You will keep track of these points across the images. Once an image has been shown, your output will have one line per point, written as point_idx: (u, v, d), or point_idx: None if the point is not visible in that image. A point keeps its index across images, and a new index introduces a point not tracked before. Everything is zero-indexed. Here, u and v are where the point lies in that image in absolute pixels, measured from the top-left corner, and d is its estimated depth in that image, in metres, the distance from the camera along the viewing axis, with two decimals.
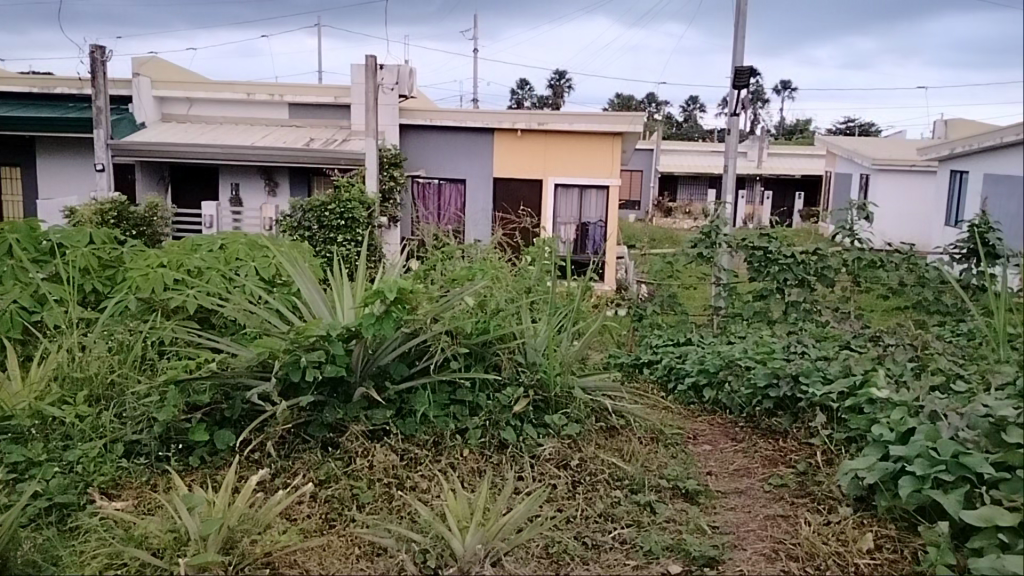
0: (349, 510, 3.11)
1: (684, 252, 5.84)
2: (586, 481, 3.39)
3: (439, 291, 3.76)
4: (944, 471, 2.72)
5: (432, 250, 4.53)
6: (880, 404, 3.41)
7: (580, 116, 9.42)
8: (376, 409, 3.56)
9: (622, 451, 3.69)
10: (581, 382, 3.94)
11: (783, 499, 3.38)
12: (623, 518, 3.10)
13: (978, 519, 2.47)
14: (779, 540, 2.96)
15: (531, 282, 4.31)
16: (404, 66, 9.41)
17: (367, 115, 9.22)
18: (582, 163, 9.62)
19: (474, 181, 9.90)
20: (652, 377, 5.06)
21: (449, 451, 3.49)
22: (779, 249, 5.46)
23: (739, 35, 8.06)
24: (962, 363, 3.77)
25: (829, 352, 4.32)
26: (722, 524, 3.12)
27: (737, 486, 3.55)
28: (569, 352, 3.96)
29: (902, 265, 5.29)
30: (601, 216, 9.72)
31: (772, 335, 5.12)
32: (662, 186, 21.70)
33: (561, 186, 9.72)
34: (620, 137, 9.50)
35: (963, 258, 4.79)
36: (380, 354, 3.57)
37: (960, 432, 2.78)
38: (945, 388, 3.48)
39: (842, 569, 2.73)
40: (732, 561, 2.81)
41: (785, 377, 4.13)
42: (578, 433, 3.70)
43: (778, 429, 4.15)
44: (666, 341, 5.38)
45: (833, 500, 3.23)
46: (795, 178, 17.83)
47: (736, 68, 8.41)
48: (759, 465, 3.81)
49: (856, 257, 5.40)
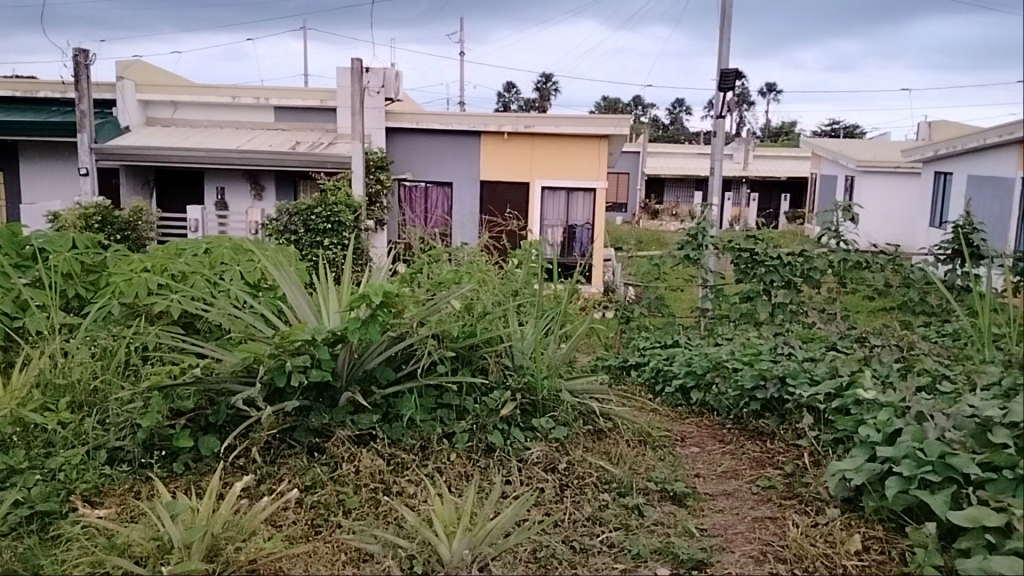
0: (336, 516, 3.08)
1: (671, 255, 5.84)
2: (574, 484, 3.38)
3: (426, 294, 3.75)
4: (931, 471, 2.72)
5: (419, 253, 4.51)
6: (867, 405, 3.42)
7: (566, 119, 9.45)
8: (362, 414, 3.54)
9: (610, 454, 3.68)
10: (567, 385, 3.92)
11: (771, 501, 3.38)
12: (611, 522, 3.08)
13: (965, 520, 2.47)
14: (768, 542, 2.96)
15: (517, 285, 4.30)
16: (390, 69, 9.40)
17: (354, 117, 9.19)
18: (567, 166, 9.62)
19: (460, 184, 9.87)
20: (639, 379, 5.05)
21: (436, 455, 3.47)
22: (766, 251, 5.47)
23: (723, 37, 8.08)
24: (948, 364, 3.79)
25: (816, 354, 4.34)
26: (710, 527, 3.11)
27: (725, 488, 3.54)
28: (556, 355, 3.95)
29: (887, 266, 5.33)
30: (588, 219, 9.73)
31: (757, 336, 5.13)
32: (649, 189, 21.72)
33: (548, 189, 9.72)
34: (606, 140, 9.51)
35: (947, 258, 4.82)
36: (365, 359, 3.57)
37: (947, 433, 2.80)
38: (931, 389, 3.51)
39: (831, 570, 2.72)
40: (721, 563, 2.81)
41: (772, 378, 4.15)
42: (565, 437, 3.69)
43: (765, 431, 4.17)
44: (653, 342, 5.38)
45: (821, 502, 3.23)
46: (781, 180, 17.84)
47: (722, 71, 8.43)
48: (747, 467, 3.81)
49: (841, 258, 5.41)
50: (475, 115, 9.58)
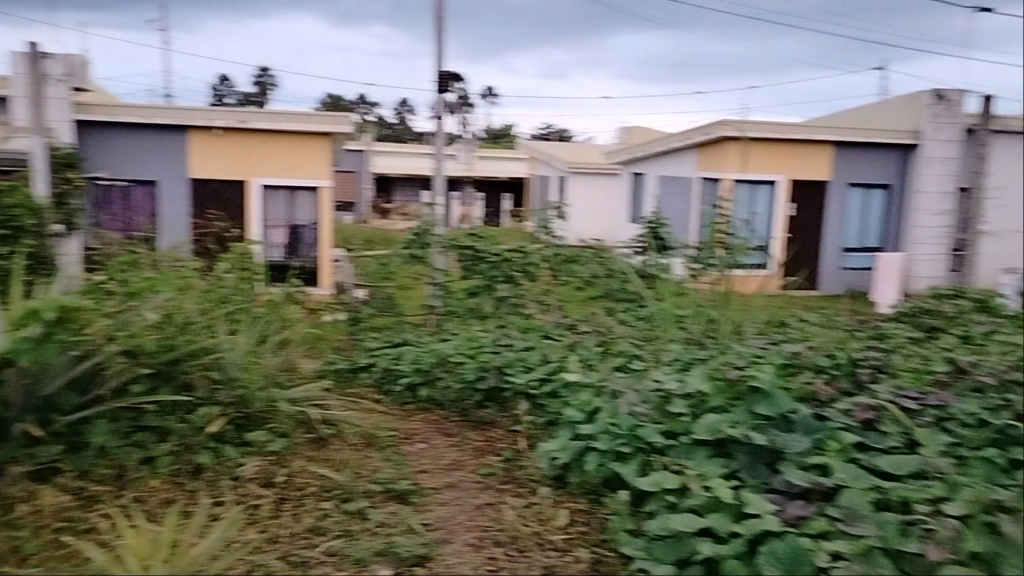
0: (6, 566, 2.67)
1: (397, 254, 5.86)
2: (294, 497, 3.26)
3: (116, 306, 3.43)
4: (623, 444, 2.98)
5: (114, 261, 4.11)
6: (573, 389, 3.69)
7: (285, 115, 9.05)
8: (41, 446, 3.15)
9: (332, 461, 3.61)
10: (288, 395, 3.76)
11: (491, 487, 3.47)
12: (333, 530, 3.00)
13: (650, 484, 2.66)
14: (485, 528, 3.04)
15: (228, 292, 4.08)
16: (75, 57, 8.23)
17: (33, 111, 8.00)
18: (288, 165, 9.26)
19: (167, 182, 9.18)
20: (369, 380, 4.93)
21: (136, 484, 3.22)
22: (487, 248, 5.70)
23: (439, 40, 8.26)
24: (639, 346, 4.24)
25: (532, 343, 4.60)
26: (432, 521, 3.12)
27: (448, 480, 3.57)
28: (271, 363, 3.79)
29: (593, 260, 5.75)
30: (313, 219, 9.39)
31: (481, 329, 5.27)
32: (378, 188, 21.74)
33: (267, 188, 9.29)
34: (328, 139, 9.27)
35: (642, 249, 5.79)
36: (41, 384, 3.10)
37: (636, 407, 3.09)
38: (626, 368, 3.87)
39: (540, 547, 2.87)
40: (440, 556, 2.84)
41: (492, 369, 4.37)
42: (284, 448, 3.58)
43: (486, 420, 4.33)
44: (382, 342, 5.30)
45: (534, 483, 3.39)
46: (502, 180, 18.73)
47: (440, 73, 8.65)
48: (469, 456, 3.88)
49: (555, 252, 5.75)
50: (184, 108, 8.93)
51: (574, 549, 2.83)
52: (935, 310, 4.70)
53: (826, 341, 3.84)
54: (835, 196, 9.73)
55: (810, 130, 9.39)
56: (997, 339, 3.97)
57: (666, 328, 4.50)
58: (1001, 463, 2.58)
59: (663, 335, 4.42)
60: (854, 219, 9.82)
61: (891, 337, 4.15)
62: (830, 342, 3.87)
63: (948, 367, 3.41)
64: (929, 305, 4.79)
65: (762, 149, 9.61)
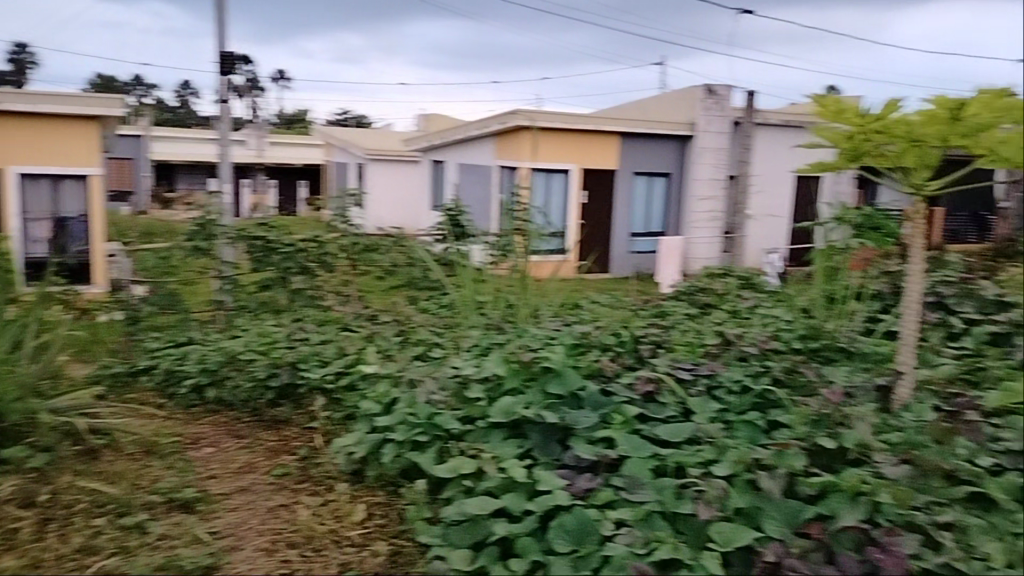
0: None
1: (179, 246, 5.44)
2: (60, 516, 2.95)
3: None
4: (420, 433, 2.93)
5: None
6: (371, 380, 3.63)
7: (43, 96, 8.12)
8: None
9: (105, 474, 3.31)
10: (51, 404, 3.39)
11: (286, 488, 3.32)
12: (106, 548, 2.75)
13: (446, 471, 2.64)
14: (279, 531, 2.91)
15: None
16: None
17: None
18: (50, 151, 8.35)
19: None
20: (150, 384, 4.57)
21: None
22: (279, 238, 5.43)
23: (222, 20, 7.78)
24: (437, 334, 4.25)
25: (329, 336, 4.46)
26: (220, 529, 2.94)
27: (239, 484, 3.38)
28: (31, 371, 3.41)
29: (392, 248, 5.67)
30: (83, 210, 8.60)
31: (275, 324, 5.03)
32: (159, 175, 20.19)
33: (26, 176, 8.33)
34: (98, 122, 8.45)
35: (440, 238, 5.78)
36: None
37: (433, 396, 3.07)
38: (424, 356, 3.86)
39: (336, 545, 2.79)
40: (229, 564, 2.68)
41: (285, 365, 4.18)
42: (47, 464, 3.26)
43: (281, 419, 4.15)
44: (164, 342, 4.92)
45: (332, 479, 3.30)
46: (298, 167, 18.10)
47: (224, 53, 8.15)
48: (262, 458, 3.70)
49: (352, 241, 5.59)
50: None
51: (371, 543, 2.78)
52: (708, 289, 5.12)
53: (613, 321, 4.05)
54: (623, 183, 10.30)
55: (599, 122, 9.80)
56: (759, 313, 4.39)
57: (466, 314, 4.53)
58: (762, 425, 2.84)
59: (463, 321, 4.44)
60: (639, 204, 10.49)
61: (671, 314, 4.45)
62: (616, 322, 4.08)
63: (718, 339, 3.71)
64: (704, 285, 5.21)
65: (556, 138, 9.85)
